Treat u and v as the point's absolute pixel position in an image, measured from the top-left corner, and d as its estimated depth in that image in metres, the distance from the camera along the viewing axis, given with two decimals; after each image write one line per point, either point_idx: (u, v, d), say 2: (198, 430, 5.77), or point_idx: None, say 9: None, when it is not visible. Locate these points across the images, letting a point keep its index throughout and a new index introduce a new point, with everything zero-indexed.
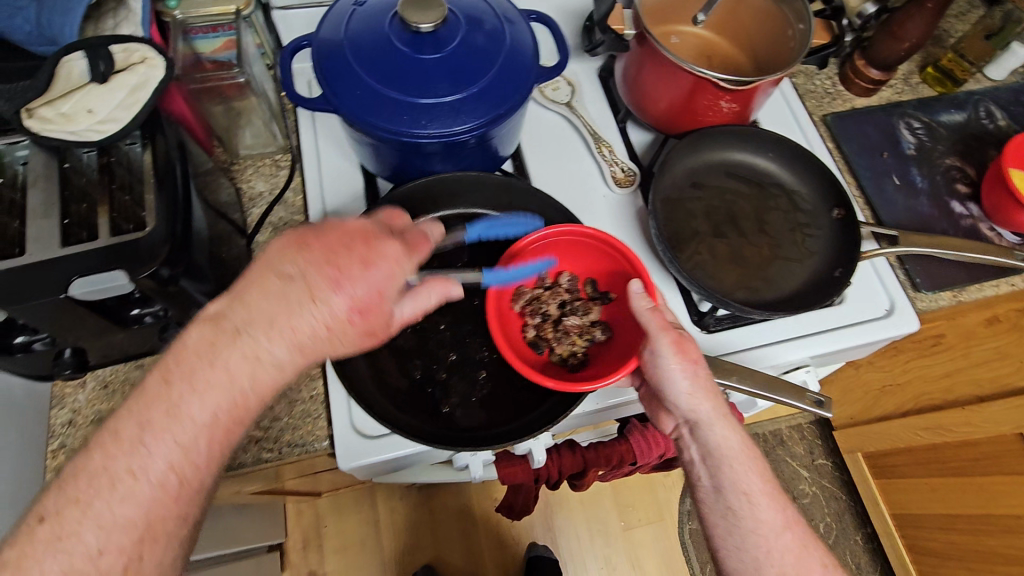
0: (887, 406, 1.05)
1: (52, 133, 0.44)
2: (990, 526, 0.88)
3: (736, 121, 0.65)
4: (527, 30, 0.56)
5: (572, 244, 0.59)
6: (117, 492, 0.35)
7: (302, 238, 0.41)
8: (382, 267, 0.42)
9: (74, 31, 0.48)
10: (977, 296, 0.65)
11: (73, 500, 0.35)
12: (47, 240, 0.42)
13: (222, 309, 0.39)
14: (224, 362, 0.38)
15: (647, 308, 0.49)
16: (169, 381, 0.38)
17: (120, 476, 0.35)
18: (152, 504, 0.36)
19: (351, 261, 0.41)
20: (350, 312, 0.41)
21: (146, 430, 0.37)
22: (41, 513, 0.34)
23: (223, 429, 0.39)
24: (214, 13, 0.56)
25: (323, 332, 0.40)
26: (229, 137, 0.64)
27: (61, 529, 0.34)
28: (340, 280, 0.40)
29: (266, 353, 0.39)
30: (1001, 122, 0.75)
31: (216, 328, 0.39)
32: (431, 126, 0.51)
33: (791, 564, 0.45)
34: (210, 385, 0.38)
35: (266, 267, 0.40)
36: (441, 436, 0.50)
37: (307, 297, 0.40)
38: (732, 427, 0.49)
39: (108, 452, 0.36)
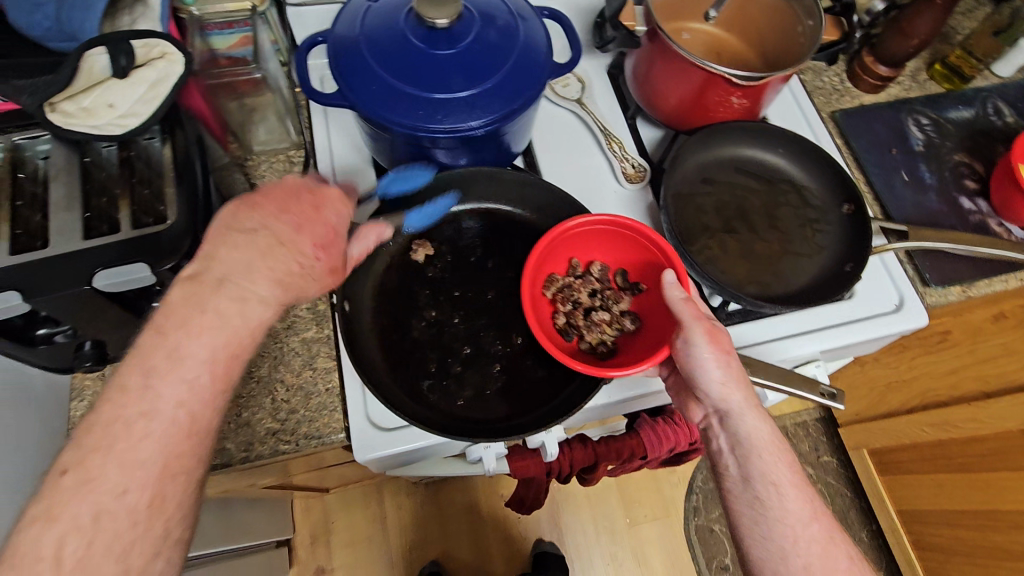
0: (893, 402, 1.05)
1: (74, 127, 0.44)
2: (997, 522, 0.88)
3: (746, 117, 0.66)
4: (540, 26, 0.57)
5: (605, 234, 0.60)
6: (136, 433, 0.35)
7: (251, 198, 0.44)
8: (331, 210, 0.46)
9: (93, 27, 0.48)
10: (986, 290, 0.65)
11: (91, 449, 0.34)
12: (69, 233, 0.43)
13: (198, 267, 0.40)
14: (214, 306, 0.39)
15: (680, 298, 0.51)
16: (165, 332, 0.37)
17: (134, 418, 0.35)
18: (169, 442, 0.36)
19: (303, 207, 0.45)
20: (314, 249, 0.44)
21: (153, 376, 0.36)
22: (62, 466, 0.33)
23: (227, 369, 0.39)
24: (230, 9, 0.56)
25: (297, 269, 0.43)
26: (244, 133, 0.65)
27: (86, 472, 0.33)
28: (300, 224, 0.44)
29: (254, 294, 0.41)
30: (1009, 118, 0.75)
31: (198, 282, 0.40)
32: (446, 121, 0.52)
33: (818, 554, 0.45)
34: (206, 327, 0.38)
35: (227, 225, 0.42)
36: (455, 429, 0.52)
37: (278, 240, 0.43)
38: (762, 419, 0.49)
39: (120, 403, 0.35)
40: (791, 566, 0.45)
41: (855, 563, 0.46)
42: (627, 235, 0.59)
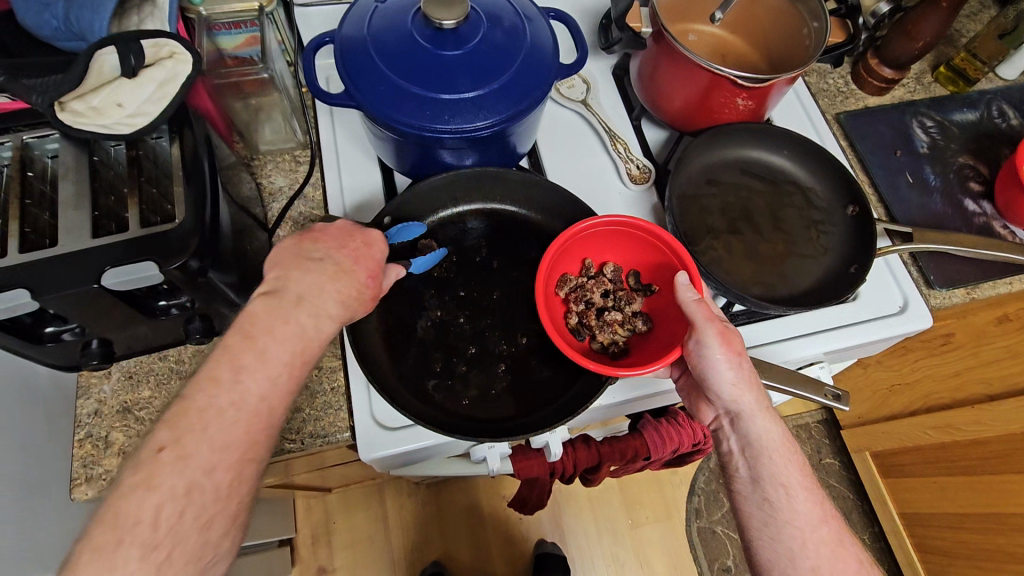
0: (896, 405, 1.05)
1: (84, 126, 0.45)
2: (999, 525, 0.88)
3: (751, 118, 0.66)
4: (546, 27, 0.57)
5: (618, 234, 0.59)
6: (226, 417, 0.38)
7: (310, 234, 0.49)
8: (380, 246, 0.51)
9: (102, 27, 0.48)
10: (990, 292, 0.65)
11: (187, 429, 0.37)
12: (78, 231, 0.43)
13: (273, 288, 0.44)
14: (294, 320, 0.43)
15: (693, 299, 0.50)
16: (252, 337, 0.41)
17: (224, 407, 0.38)
18: (252, 429, 0.39)
19: (359, 242, 0.49)
20: (367, 278, 0.48)
21: (240, 372, 0.40)
22: (159, 443, 0.36)
23: (301, 371, 0.43)
24: (238, 10, 0.56)
25: (357, 294, 0.47)
26: (250, 132, 0.65)
27: (183, 449, 0.36)
28: (358, 256, 0.48)
29: (325, 312, 0.45)
30: (1014, 121, 0.75)
31: (278, 298, 0.44)
32: (453, 121, 0.52)
33: (827, 556, 0.46)
34: (287, 334, 0.42)
35: (296, 257, 0.46)
36: (462, 427, 0.52)
37: (340, 268, 0.47)
38: (773, 421, 0.49)
39: (211, 391, 0.39)
40: (799, 568, 0.46)
41: (864, 567, 0.47)
42: (640, 237, 0.59)
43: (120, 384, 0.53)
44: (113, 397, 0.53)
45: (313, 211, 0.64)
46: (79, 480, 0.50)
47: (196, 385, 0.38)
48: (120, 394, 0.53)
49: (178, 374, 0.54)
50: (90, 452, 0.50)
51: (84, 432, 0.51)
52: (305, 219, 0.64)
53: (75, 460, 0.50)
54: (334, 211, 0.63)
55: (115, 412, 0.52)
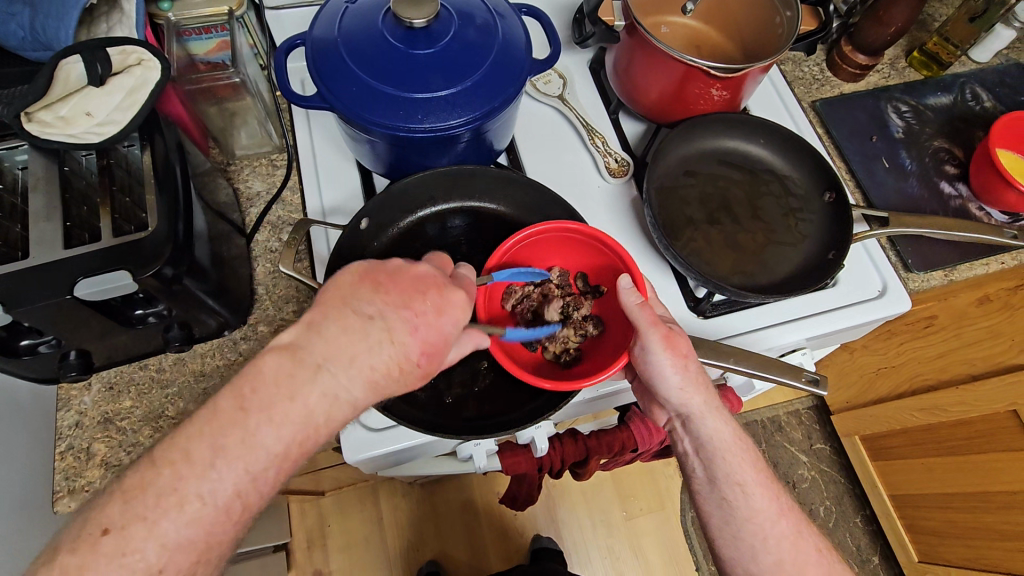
0: (883, 388, 1.06)
1: (51, 136, 0.44)
2: (986, 503, 0.90)
3: (726, 109, 0.66)
4: (519, 23, 0.57)
5: (566, 241, 0.58)
6: (185, 514, 0.35)
7: (377, 276, 0.42)
8: (451, 316, 0.43)
9: (69, 36, 0.48)
10: (968, 274, 0.66)
11: (138, 516, 0.34)
12: (50, 242, 0.43)
13: (296, 339, 0.39)
14: (304, 398, 0.38)
15: (636, 304, 0.49)
16: (245, 409, 0.37)
17: (189, 498, 0.35)
18: (213, 527, 0.36)
19: (426, 306, 0.42)
20: (420, 354, 0.41)
21: (219, 454, 0.36)
22: (106, 524, 0.34)
23: (292, 458, 0.38)
24: (207, 14, 0.58)
25: (396, 372, 0.41)
26: (225, 137, 0.64)
27: (126, 542, 0.34)
28: (416, 324, 0.41)
29: (341, 393, 0.39)
30: (987, 103, 0.76)
31: (295, 359, 0.38)
32: (426, 120, 0.52)
33: (787, 549, 0.49)
34: (286, 419, 0.37)
35: (343, 302, 0.40)
36: (440, 425, 0.51)
37: (386, 337, 0.40)
38: (723, 419, 0.51)
39: (177, 472, 0.35)
40: (761, 562, 0.49)
41: (823, 554, 0.50)
42: (578, 238, 0.57)
43: (101, 395, 0.53)
44: (94, 408, 0.52)
45: (292, 215, 0.63)
46: (62, 493, 0.50)
47: (161, 463, 0.35)
48: (101, 405, 0.53)
49: (159, 383, 0.54)
50: (71, 465, 0.50)
51: (65, 444, 0.51)
52: (283, 223, 0.63)
53: (56, 472, 0.50)
54: (312, 214, 0.63)
55: (96, 422, 0.52)
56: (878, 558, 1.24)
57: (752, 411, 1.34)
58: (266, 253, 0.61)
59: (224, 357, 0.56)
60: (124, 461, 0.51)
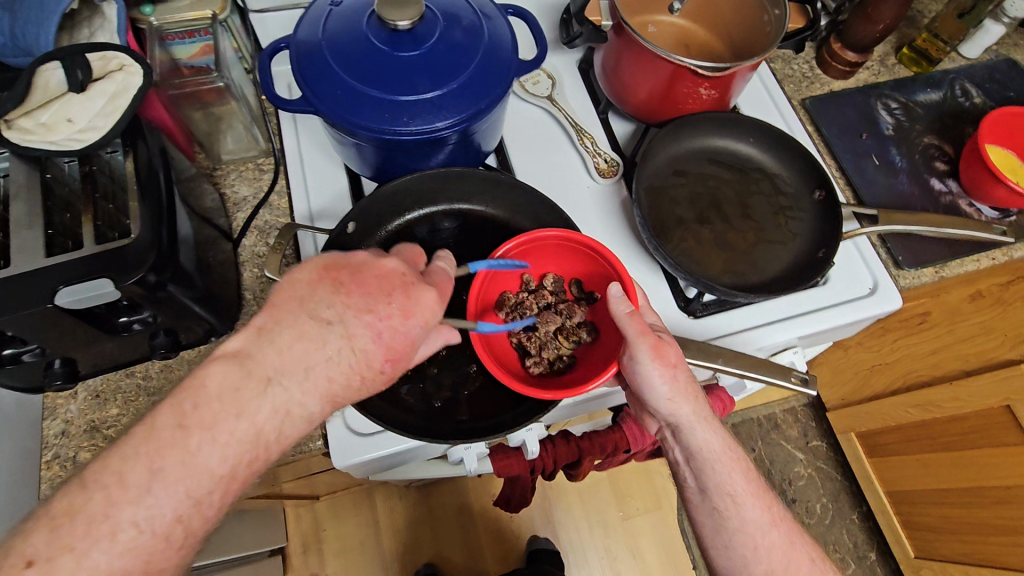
0: (877, 384, 1.06)
1: (31, 143, 0.44)
2: (981, 498, 0.90)
3: (716, 107, 0.66)
4: (505, 24, 0.57)
5: (552, 247, 0.58)
6: (117, 544, 0.33)
7: (339, 278, 0.42)
8: (419, 318, 0.42)
9: (49, 41, 0.47)
10: (958, 271, 0.65)
11: (66, 546, 0.32)
12: (31, 249, 0.42)
13: (245, 347, 0.39)
14: (251, 414, 0.38)
15: (625, 313, 0.49)
16: (186, 428, 0.36)
17: (123, 526, 0.34)
18: (152, 554, 0.34)
19: (390, 309, 0.41)
20: (384, 361, 0.42)
21: (155, 478, 0.35)
22: (29, 555, 0.32)
23: (237, 480, 0.38)
24: (189, 19, 0.58)
25: (357, 381, 0.41)
26: (211, 142, 0.64)
27: (52, 575, 0.32)
28: (379, 328, 0.41)
29: (298, 406, 0.39)
30: (977, 99, 0.76)
31: (245, 370, 0.38)
32: (413, 123, 0.52)
33: (779, 560, 0.49)
34: (231, 438, 0.37)
35: (303, 306, 0.40)
36: (430, 430, 0.51)
37: (345, 343, 0.40)
38: (713, 429, 0.50)
39: (109, 497, 0.34)
40: (752, 571, 0.49)
41: (817, 563, 0.50)
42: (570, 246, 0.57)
43: (87, 403, 0.53)
44: (80, 416, 0.52)
45: (279, 219, 0.63)
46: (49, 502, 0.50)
47: (93, 487, 0.34)
48: (88, 413, 0.52)
49: (145, 391, 0.54)
50: (59, 473, 0.50)
51: (52, 453, 0.51)
52: (270, 228, 0.62)
53: (44, 482, 0.50)
54: (300, 218, 0.63)
55: (83, 431, 0.52)
56: (874, 554, 1.24)
57: (748, 409, 1.34)
58: (253, 258, 0.60)
59: None
60: None
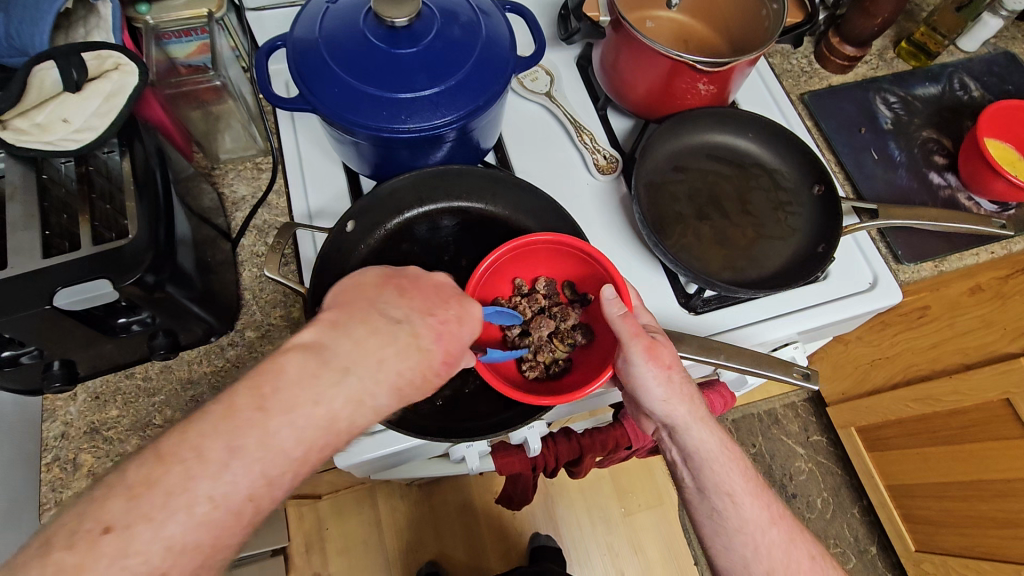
0: (877, 379, 1.06)
1: (27, 144, 0.43)
2: (981, 492, 0.90)
3: (714, 103, 0.66)
4: (503, 20, 0.56)
5: (542, 252, 0.58)
6: (194, 517, 0.32)
7: (401, 284, 0.44)
8: (470, 327, 0.45)
9: (44, 41, 0.47)
10: (958, 265, 0.65)
11: (144, 515, 0.31)
12: (28, 251, 0.42)
13: (319, 340, 0.39)
14: (329, 400, 0.37)
15: (619, 314, 0.50)
16: (266, 410, 0.35)
17: (199, 499, 0.32)
18: (221, 530, 0.33)
19: (449, 314, 0.44)
20: (442, 363, 0.43)
21: (236, 454, 0.33)
22: (107, 521, 0.30)
23: (308, 464, 0.36)
24: (186, 18, 0.57)
25: (419, 379, 0.41)
26: (209, 141, 0.64)
27: (129, 544, 0.30)
28: (440, 331, 0.43)
29: (371, 401, 0.39)
30: (975, 92, 0.76)
31: (321, 359, 0.38)
32: (411, 121, 0.51)
33: (780, 558, 0.49)
34: (307, 423, 0.36)
35: (371, 307, 0.42)
36: (432, 429, 0.51)
37: (413, 343, 0.41)
38: (709, 430, 0.50)
39: (188, 470, 0.32)
40: (753, 570, 0.49)
41: (816, 561, 0.50)
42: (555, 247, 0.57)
43: (86, 405, 0.52)
44: (80, 418, 0.52)
45: (277, 218, 0.63)
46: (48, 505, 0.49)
47: (171, 459, 0.32)
48: (88, 415, 0.52)
49: (145, 393, 0.53)
50: (58, 475, 0.50)
51: (52, 455, 0.50)
52: (269, 227, 0.62)
53: (43, 483, 0.49)
54: (299, 217, 0.63)
55: (83, 433, 0.51)
56: (875, 548, 1.25)
57: (747, 404, 1.34)
58: (252, 258, 0.60)
59: (212, 364, 0.55)
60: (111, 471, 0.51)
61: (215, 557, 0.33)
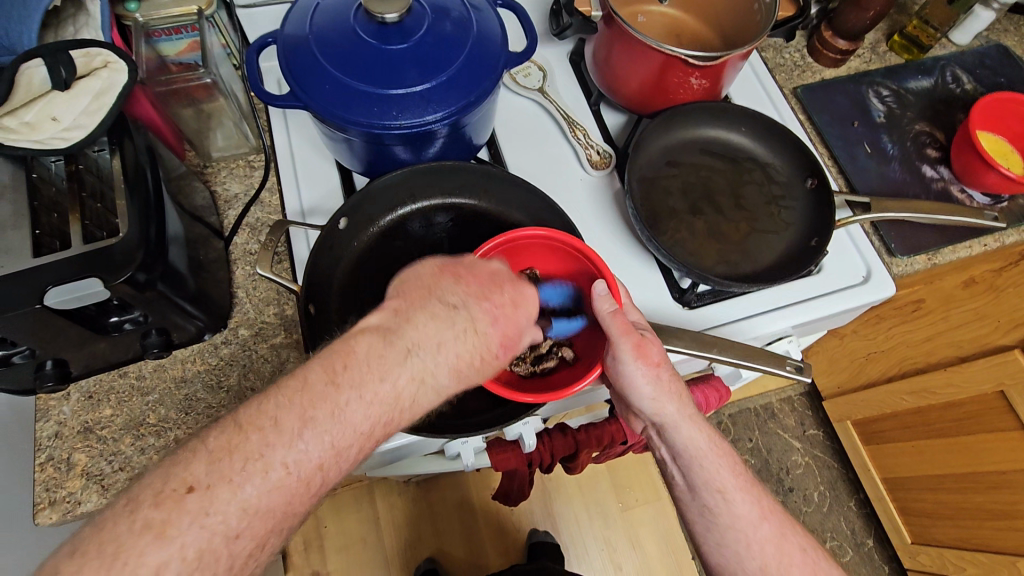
0: (873, 372, 1.07)
1: (16, 142, 0.43)
2: (977, 484, 0.90)
3: (707, 97, 0.66)
4: (495, 16, 0.56)
5: (547, 248, 0.57)
6: (270, 482, 0.32)
7: (457, 271, 0.43)
8: (526, 310, 0.44)
9: (33, 39, 0.47)
10: (951, 257, 0.65)
11: (224, 477, 0.31)
12: (18, 250, 0.41)
13: (387, 324, 0.39)
14: (395, 379, 0.37)
15: (609, 311, 0.50)
16: (338, 385, 0.35)
17: (276, 465, 0.33)
18: (293, 497, 0.33)
19: (504, 299, 0.43)
20: (500, 347, 0.42)
21: (308, 425, 0.34)
22: (190, 481, 0.31)
23: (373, 440, 0.37)
24: (176, 14, 0.57)
25: (480, 361, 0.41)
26: (200, 139, 0.63)
27: (210, 503, 0.31)
28: (498, 316, 0.42)
29: (433, 381, 0.39)
30: (967, 85, 0.76)
31: (388, 340, 0.38)
32: (402, 117, 0.51)
33: (773, 554, 0.49)
34: (373, 398, 0.36)
35: (428, 291, 0.41)
36: (428, 424, 0.51)
37: (472, 327, 0.41)
38: (698, 427, 0.51)
39: (266, 437, 0.33)
40: (748, 567, 0.49)
41: (810, 555, 0.50)
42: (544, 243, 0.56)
43: (80, 404, 0.52)
44: (74, 417, 0.51)
45: (270, 216, 0.62)
46: (42, 505, 0.48)
47: (250, 427, 0.33)
48: (81, 415, 0.52)
49: (139, 392, 0.53)
50: (52, 475, 0.49)
51: (45, 455, 0.50)
52: (261, 225, 0.62)
53: (36, 484, 0.49)
54: (293, 215, 0.63)
55: (76, 432, 0.51)
56: (872, 541, 1.25)
57: (744, 398, 1.34)
58: (245, 256, 0.60)
59: (205, 363, 0.55)
60: (104, 470, 0.50)
61: (282, 526, 0.34)
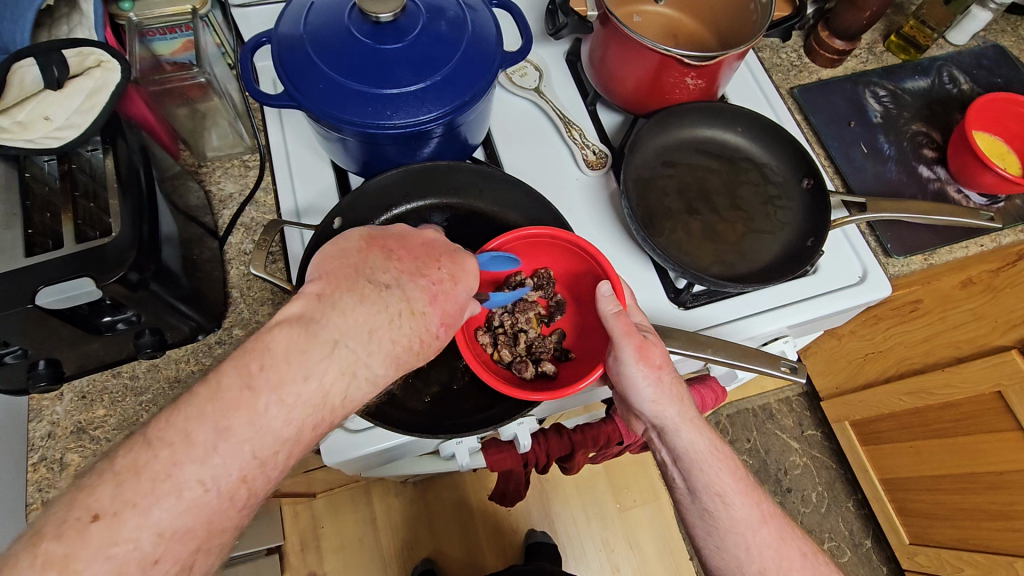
0: (871, 372, 1.06)
1: (8, 141, 0.43)
2: (975, 485, 0.90)
3: (703, 97, 0.66)
4: (489, 16, 0.56)
5: (548, 247, 0.58)
6: (183, 502, 0.32)
7: (387, 245, 0.44)
8: (466, 284, 0.45)
9: (26, 38, 0.47)
10: (948, 258, 0.65)
11: (129, 502, 0.31)
12: (11, 250, 0.41)
13: (309, 312, 0.38)
14: (320, 376, 0.36)
15: (612, 312, 0.50)
16: (254, 388, 0.34)
17: (188, 484, 0.32)
18: (215, 514, 0.33)
19: (441, 275, 0.44)
20: (440, 326, 0.43)
21: (223, 437, 0.33)
22: (94, 509, 0.30)
23: (302, 444, 0.36)
24: (169, 14, 0.57)
25: (417, 343, 0.41)
26: (195, 139, 0.63)
27: (118, 531, 0.30)
28: (434, 294, 0.43)
29: (366, 372, 0.39)
30: (964, 85, 0.76)
31: (309, 332, 0.37)
32: (397, 116, 0.51)
33: (771, 557, 0.49)
34: (298, 399, 0.35)
35: (359, 270, 0.41)
36: (423, 426, 0.51)
37: (406, 307, 0.41)
38: (699, 430, 0.50)
39: (175, 454, 0.32)
40: (746, 571, 0.49)
41: (808, 558, 0.50)
42: (550, 242, 0.57)
43: (73, 405, 0.52)
44: (66, 418, 0.51)
45: (265, 216, 0.62)
46: (35, 505, 0.49)
47: (158, 444, 0.32)
48: (74, 415, 0.52)
49: (133, 392, 0.53)
50: (45, 475, 0.49)
51: (38, 455, 0.50)
52: (256, 225, 0.62)
53: (29, 484, 0.49)
54: (288, 214, 0.63)
55: (69, 433, 0.51)
56: (870, 541, 1.25)
57: (743, 399, 1.34)
58: (239, 256, 0.60)
59: (199, 363, 0.55)
60: None
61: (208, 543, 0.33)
